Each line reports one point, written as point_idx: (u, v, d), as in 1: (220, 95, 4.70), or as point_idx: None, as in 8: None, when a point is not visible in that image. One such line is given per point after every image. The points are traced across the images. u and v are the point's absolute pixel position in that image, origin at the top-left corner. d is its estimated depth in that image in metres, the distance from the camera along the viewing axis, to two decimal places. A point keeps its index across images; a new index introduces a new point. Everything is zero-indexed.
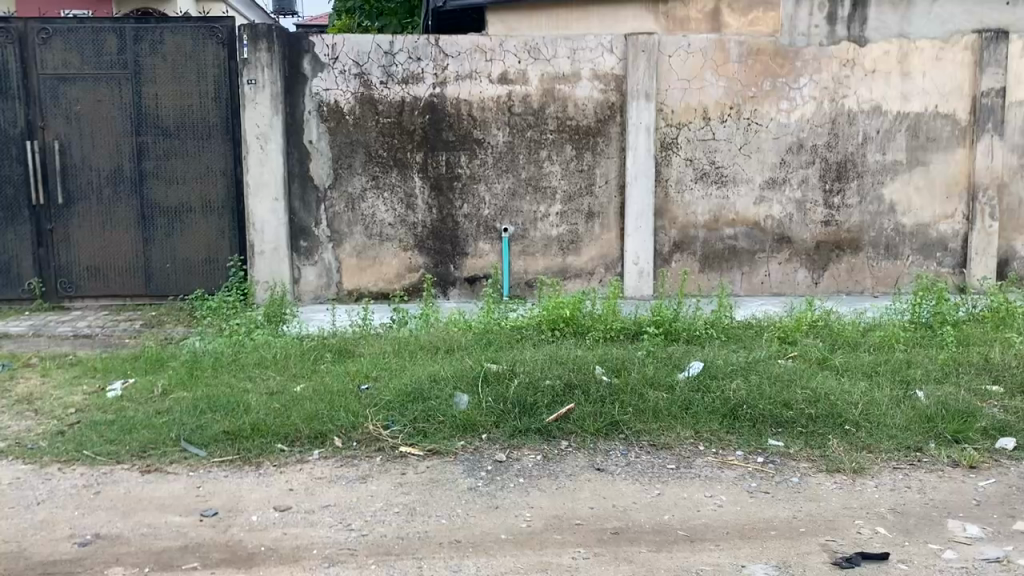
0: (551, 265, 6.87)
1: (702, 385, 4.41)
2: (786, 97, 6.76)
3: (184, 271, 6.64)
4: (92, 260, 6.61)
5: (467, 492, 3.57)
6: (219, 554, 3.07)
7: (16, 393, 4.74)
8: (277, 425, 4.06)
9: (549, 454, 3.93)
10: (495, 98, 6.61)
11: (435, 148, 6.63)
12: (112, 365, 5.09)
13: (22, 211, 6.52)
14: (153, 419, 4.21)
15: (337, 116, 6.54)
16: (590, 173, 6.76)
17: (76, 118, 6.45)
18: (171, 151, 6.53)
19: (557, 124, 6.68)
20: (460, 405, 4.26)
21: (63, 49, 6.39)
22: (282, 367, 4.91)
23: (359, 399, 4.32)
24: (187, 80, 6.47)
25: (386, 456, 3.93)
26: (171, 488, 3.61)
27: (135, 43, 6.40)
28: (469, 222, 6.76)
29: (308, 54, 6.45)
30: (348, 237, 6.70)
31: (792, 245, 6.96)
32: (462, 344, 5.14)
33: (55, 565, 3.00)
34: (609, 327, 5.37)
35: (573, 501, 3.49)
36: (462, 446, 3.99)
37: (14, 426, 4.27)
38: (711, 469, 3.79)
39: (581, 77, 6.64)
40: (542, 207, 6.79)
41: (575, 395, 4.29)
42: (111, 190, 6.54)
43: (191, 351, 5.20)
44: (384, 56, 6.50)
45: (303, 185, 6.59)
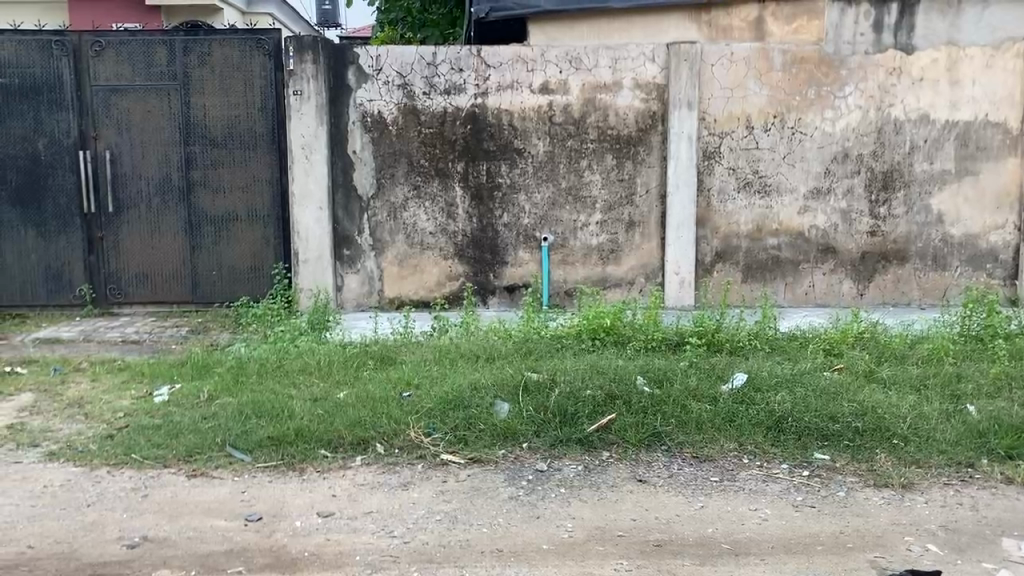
0: (591, 275, 6.85)
1: (747, 397, 4.35)
2: (830, 106, 6.68)
3: (230, 278, 6.75)
4: (141, 267, 6.74)
5: (509, 501, 3.57)
6: (263, 558, 3.11)
7: (68, 397, 4.85)
8: (321, 431, 4.09)
9: (590, 464, 3.92)
10: (536, 108, 6.62)
11: (476, 158, 6.66)
12: (159, 370, 5.19)
13: (74, 219, 6.67)
14: (200, 424, 4.27)
15: (381, 127, 6.61)
16: (631, 183, 6.74)
17: (127, 128, 6.60)
18: (218, 160, 6.64)
19: (598, 134, 6.68)
20: (501, 414, 4.26)
21: (115, 61, 6.53)
22: (325, 373, 4.97)
23: (400, 406, 4.34)
24: (235, 91, 6.59)
25: (428, 463, 3.94)
26: (216, 492, 3.66)
27: (184, 54, 6.53)
28: (510, 231, 6.77)
29: (352, 66, 6.53)
30: (390, 245, 6.76)
31: (836, 256, 6.87)
32: (503, 353, 5.15)
33: (104, 566, 3.06)
34: (650, 338, 5.33)
35: (615, 512, 3.46)
36: (504, 455, 4.00)
37: (65, 430, 4.36)
38: (756, 482, 3.74)
39: (622, 86, 6.62)
40: (582, 216, 6.78)
41: (617, 406, 4.26)
42: (159, 199, 6.67)
43: (236, 357, 5.28)
44: (427, 67, 6.55)
45: (347, 195, 6.67)
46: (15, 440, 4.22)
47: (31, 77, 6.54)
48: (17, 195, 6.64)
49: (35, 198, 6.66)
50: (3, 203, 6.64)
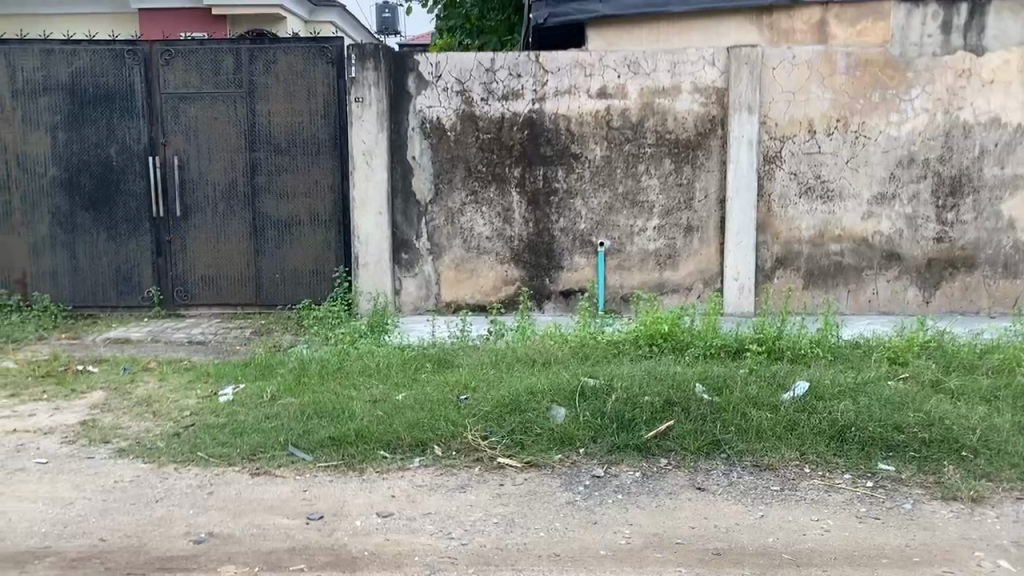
0: (648, 280, 6.81)
1: (809, 405, 4.27)
2: (896, 109, 6.53)
3: (292, 281, 6.89)
4: (207, 270, 6.92)
5: (566, 506, 3.57)
6: (324, 557, 3.16)
7: (136, 396, 5.00)
8: (381, 432, 4.15)
9: (647, 471, 3.90)
10: (594, 113, 6.61)
11: (534, 163, 6.68)
12: (224, 370, 5.31)
13: (143, 223, 6.88)
14: (263, 423, 4.37)
15: (439, 133, 6.67)
16: (689, 187, 6.68)
17: (195, 134, 6.78)
18: (282, 165, 6.79)
19: (656, 138, 6.64)
20: (558, 418, 4.26)
21: (184, 69, 6.72)
22: (385, 375, 5.04)
23: (458, 409, 4.37)
24: (298, 98, 6.72)
25: (485, 466, 3.97)
26: (278, 491, 3.73)
27: (250, 63, 6.69)
28: (566, 236, 6.77)
29: (412, 72, 6.61)
30: (447, 250, 6.81)
31: (901, 262, 6.71)
32: (560, 358, 5.15)
33: (172, 560, 3.15)
34: (709, 345, 5.27)
35: (674, 520, 3.44)
36: (560, 459, 4.00)
37: (135, 427, 4.50)
38: (818, 492, 3.67)
39: (681, 91, 6.58)
40: (639, 221, 6.75)
41: (675, 413, 4.22)
42: (225, 203, 6.84)
43: (299, 359, 5.38)
44: (485, 73, 6.59)
45: (406, 200, 6.75)
46: (88, 437, 4.37)
47: (104, 85, 6.75)
48: (90, 199, 6.86)
49: (106, 202, 6.87)
50: (76, 207, 6.86)
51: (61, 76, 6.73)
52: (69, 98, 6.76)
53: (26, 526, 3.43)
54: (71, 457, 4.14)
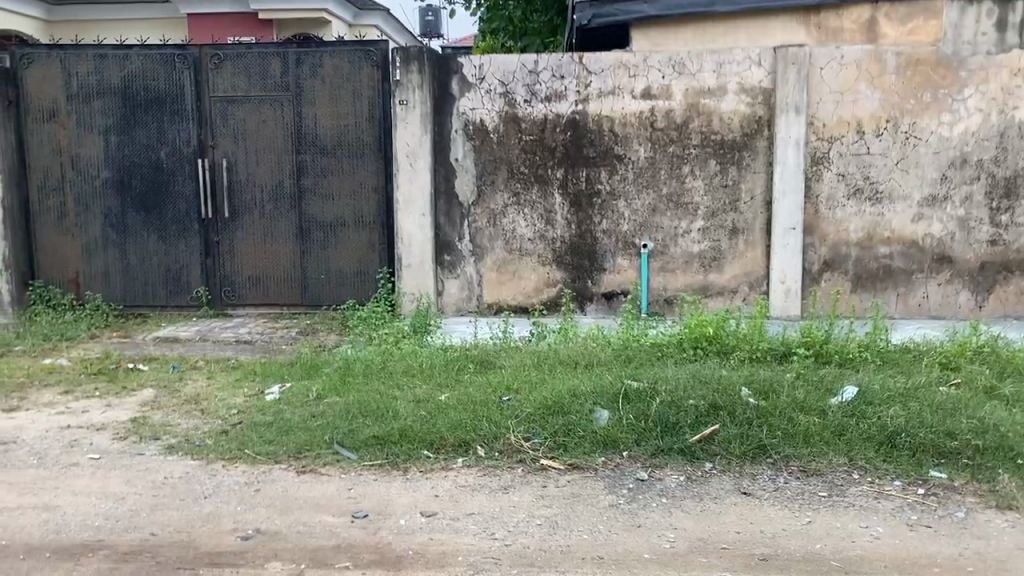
0: (692, 282, 6.76)
1: (858, 411, 4.20)
2: (948, 109, 6.40)
3: (337, 281, 6.97)
4: (254, 270, 7.03)
5: (609, 509, 3.55)
6: (369, 555, 3.18)
7: (185, 394, 5.09)
8: (424, 433, 4.17)
9: (692, 475, 3.86)
10: (638, 114, 6.58)
11: (577, 165, 6.66)
12: (270, 370, 5.38)
13: (192, 224, 7.01)
14: (309, 422, 4.42)
15: (482, 135, 6.69)
16: (735, 189, 6.61)
17: (243, 137, 6.89)
18: (328, 168, 6.87)
19: (700, 139, 6.58)
20: (601, 421, 4.24)
21: (233, 73, 6.83)
22: (428, 375, 5.07)
23: (501, 410, 4.38)
24: (344, 101, 6.80)
25: (527, 468, 3.97)
26: (324, 489, 3.77)
27: (297, 66, 6.78)
28: (609, 238, 6.74)
29: (456, 74, 6.64)
30: (489, 252, 6.83)
31: (953, 266, 6.57)
32: (602, 360, 5.13)
33: (220, 555, 3.20)
34: (754, 348, 5.21)
35: (719, 525, 3.40)
36: (603, 462, 3.98)
37: (184, 425, 4.58)
38: (867, 498, 3.60)
39: (726, 91, 6.51)
40: (683, 223, 6.70)
41: (720, 417, 4.18)
42: (272, 205, 6.94)
43: (344, 359, 5.43)
44: (529, 75, 6.60)
45: (449, 202, 6.78)
46: (139, 433, 4.46)
47: (155, 89, 6.88)
48: (140, 201, 7.00)
49: (157, 203, 7.00)
50: (128, 209, 7.01)
51: (114, 81, 6.87)
52: (121, 102, 6.90)
53: (79, 519, 3.52)
54: (122, 453, 4.23)
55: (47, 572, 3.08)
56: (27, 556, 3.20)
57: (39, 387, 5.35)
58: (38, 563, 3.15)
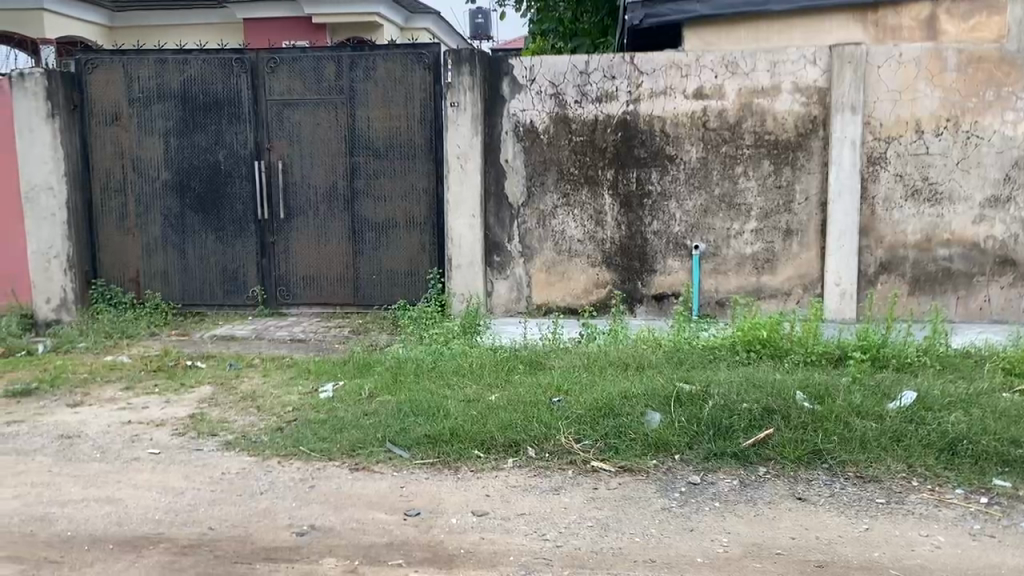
0: (744, 285, 6.68)
1: (917, 416, 4.11)
2: (1011, 108, 6.24)
3: (389, 282, 7.06)
4: (308, 270, 7.14)
5: (661, 512, 3.53)
6: (422, 553, 3.21)
7: (242, 391, 5.20)
8: (475, 432, 4.20)
9: (745, 479, 3.82)
10: (690, 114, 6.53)
11: (627, 165, 6.63)
12: (324, 369, 5.46)
13: (249, 225, 7.14)
14: (362, 420, 4.48)
15: (533, 136, 6.70)
16: (789, 190, 6.52)
17: (298, 139, 7.00)
18: (380, 169, 6.95)
19: (754, 139, 6.50)
20: (652, 423, 4.22)
21: (288, 76, 6.94)
22: (478, 375, 5.09)
23: (551, 411, 4.38)
24: (396, 103, 6.87)
25: (579, 469, 3.96)
26: (377, 486, 3.82)
27: (351, 69, 6.87)
28: (660, 239, 6.70)
29: (507, 76, 6.67)
30: (539, 253, 6.83)
31: (1016, 268, 6.40)
32: (653, 362, 5.11)
33: (277, 550, 3.26)
34: (809, 351, 5.13)
35: (773, 530, 3.36)
36: (655, 465, 3.96)
37: (241, 421, 4.68)
38: (927, 506, 3.53)
39: (781, 91, 6.43)
40: (736, 224, 6.62)
41: (774, 421, 4.12)
42: (326, 206, 7.04)
43: (395, 358, 5.49)
44: (580, 75, 6.59)
45: (499, 203, 6.81)
46: (197, 429, 4.57)
47: (214, 93, 7.03)
48: (198, 202, 7.15)
49: (214, 204, 7.15)
50: (187, 209, 7.17)
51: (174, 84, 7.04)
52: (180, 105, 7.06)
53: (141, 512, 3.61)
54: (182, 448, 4.33)
55: (111, 563, 3.17)
56: (92, 547, 3.30)
57: (101, 383, 5.51)
58: (102, 554, 3.24)
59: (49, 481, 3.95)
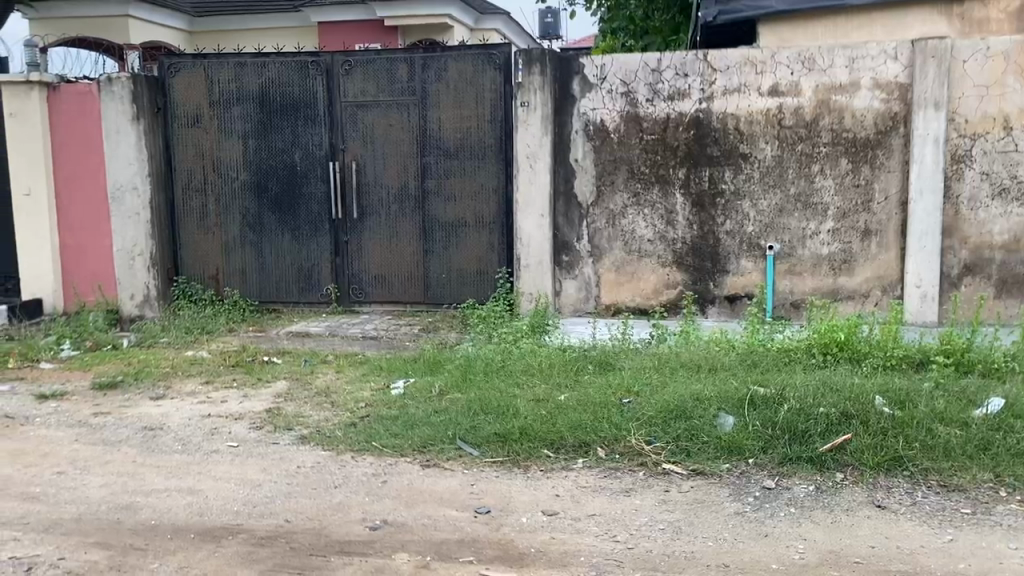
0: (820, 286, 6.52)
1: (1004, 425, 3.97)
2: None
3: (459, 281, 7.11)
4: (379, 269, 7.25)
5: (734, 516, 3.48)
6: (492, 550, 3.23)
7: (317, 386, 5.31)
8: (545, 432, 4.20)
9: (822, 485, 3.73)
10: (764, 112, 6.41)
11: (699, 164, 6.54)
12: (395, 366, 5.54)
13: (323, 224, 7.28)
14: (432, 417, 4.52)
15: (603, 135, 6.67)
16: (868, 189, 6.34)
17: (371, 140, 7.11)
18: (451, 169, 7.01)
19: (831, 137, 6.35)
20: (725, 426, 4.15)
21: (362, 78, 7.06)
22: (547, 375, 5.09)
23: (622, 413, 4.35)
24: (467, 103, 6.92)
25: (650, 471, 3.93)
26: (448, 483, 3.85)
27: (423, 70, 6.95)
28: (732, 239, 6.59)
29: (577, 75, 6.65)
30: (608, 252, 6.78)
31: None
32: (726, 363, 5.02)
33: (350, 544, 3.31)
34: (889, 355, 4.99)
35: (851, 538, 3.28)
36: (728, 469, 3.90)
37: (316, 416, 4.78)
38: (1016, 518, 3.39)
39: (860, 87, 6.26)
40: (812, 224, 6.47)
41: (852, 426, 4.01)
42: (397, 206, 7.14)
43: (465, 356, 5.54)
44: (651, 74, 6.53)
45: (568, 203, 6.79)
46: (274, 423, 4.68)
47: (290, 95, 7.18)
48: (275, 202, 7.32)
49: (291, 204, 7.31)
50: (264, 209, 7.34)
51: (252, 87, 7.22)
52: (259, 107, 7.24)
53: (220, 503, 3.72)
54: (259, 442, 4.45)
55: (192, 551, 3.27)
56: (174, 536, 3.41)
57: (182, 377, 5.69)
58: (184, 543, 3.35)
59: (134, 471, 4.10)
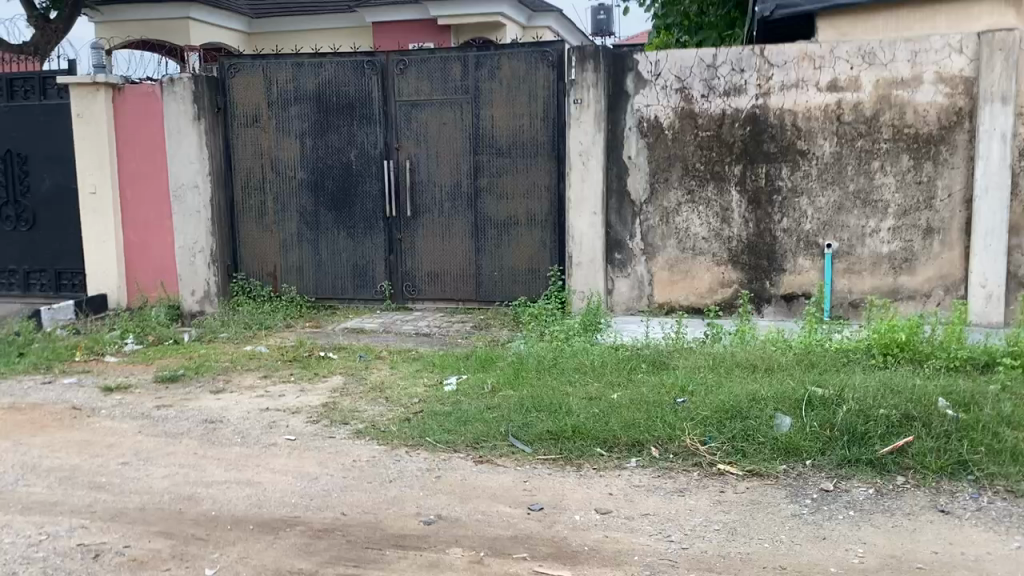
0: (880, 285, 6.38)
1: None
2: None
3: (511, 279, 7.13)
4: (432, 266, 7.31)
5: (792, 519, 3.42)
6: (546, 547, 3.24)
7: (371, 381, 5.38)
8: (598, 430, 4.19)
9: (882, 488, 3.66)
10: (822, 108, 6.29)
11: (755, 160, 6.45)
12: (448, 363, 5.58)
13: (377, 222, 7.36)
14: (485, 413, 4.55)
15: (657, 132, 6.62)
16: (930, 186, 6.19)
17: (425, 138, 7.17)
18: (504, 167, 7.03)
19: (892, 133, 6.21)
20: (782, 427, 4.08)
21: (416, 78, 7.12)
22: (600, 374, 5.07)
23: (675, 412, 4.30)
24: (521, 101, 6.93)
25: (704, 472, 3.89)
26: (501, 479, 3.87)
27: (477, 69, 6.97)
28: (789, 237, 6.48)
29: (631, 72, 6.61)
30: (661, 250, 6.73)
31: None
32: (783, 363, 4.94)
33: (405, 538, 3.35)
34: (952, 356, 4.86)
35: (913, 542, 3.20)
36: (785, 470, 3.85)
37: (371, 410, 4.84)
38: None
39: (922, 82, 6.11)
40: (871, 222, 6.34)
41: (914, 428, 3.92)
42: (450, 204, 7.19)
43: (517, 353, 5.55)
44: (707, 69, 6.46)
45: (621, 200, 6.75)
46: (330, 418, 4.76)
47: (346, 95, 7.27)
48: (331, 200, 7.42)
49: (346, 202, 7.40)
50: (320, 207, 7.45)
51: (309, 87, 7.33)
52: (315, 107, 7.35)
53: (279, 495, 3.79)
54: (316, 435, 4.52)
55: (251, 542, 3.35)
56: (234, 527, 3.49)
57: (241, 371, 5.82)
58: (244, 533, 3.43)
59: (195, 463, 4.20)
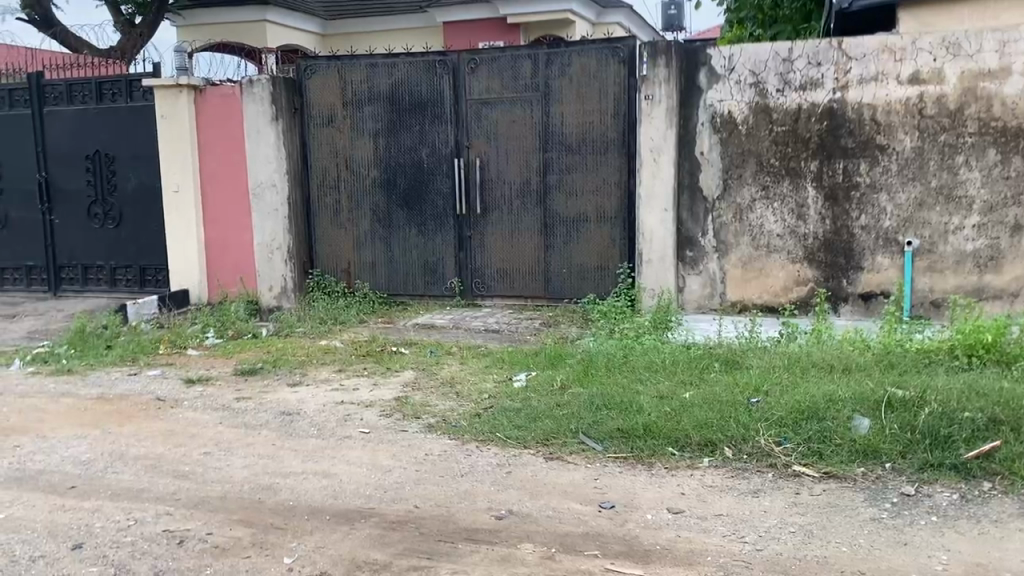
0: (963, 284, 6.17)
1: None
2: None
3: (581, 276, 7.12)
4: (502, 263, 7.35)
5: (871, 523, 3.34)
6: (617, 546, 3.23)
7: (441, 376, 5.45)
8: (669, 429, 4.16)
9: (967, 494, 3.54)
10: (903, 101, 6.11)
11: (832, 156, 6.30)
12: (518, 359, 5.61)
13: (448, 219, 7.44)
14: (555, 410, 4.56)
15: (730, 127, 6.52)
16: (1018, 181, 5.96)
17: (495, 136, 7.21)
18: (574, 164, 7.02)
19: (978, 126, 6.00)
20: (861, 429, 3.99)
21: (487, 76, 7.16)
22: (671, 373, 5.02)
23: (749, 412, 4.24)
24: (592, 98, 6.91)
25: (779, 473, 3.83)
26: (571, 476, 3.88)
27: (547, 66, 6.98)
28: (868, 234, 6.31)
29: (704, 67, 6.52)
30: (734, 248, 6.64)
31: None
32: (861, 364, 4.82)
33: (477, 532, 3.38)
34: None
35: (1001, 550, 3.10)
36: (863, 472, 3.76)
37: (443, 405, 4.90)
38: None
39: (1010, 73, 5.88)
40: (955, 218, 6.13)
41: (1003, 433, 3.79)
42: (520, 201, 7.21)
43: (587, 351, 5.55)
44: (782, 63, 6.35)
45: (693, 197, 6.67)
46: (402, 411, 4.84)
47: (418, 94, 7.37)
48: (403, 197, 7.52)
49: (418, 200, 7.49)
50: (392, 205, 7.56)
51: (382, 87, 7.44)
52: (388, 106, 7.46)
53: (353, 487, 3.87)
54: (389, 429, 4.60)
55: (327, 533, 3.42)
56: (310, 516, 3.58)
57: (316, 365, 5.95)
58: (320, 523, 3.51)
59: (273, 454, 4.32)
